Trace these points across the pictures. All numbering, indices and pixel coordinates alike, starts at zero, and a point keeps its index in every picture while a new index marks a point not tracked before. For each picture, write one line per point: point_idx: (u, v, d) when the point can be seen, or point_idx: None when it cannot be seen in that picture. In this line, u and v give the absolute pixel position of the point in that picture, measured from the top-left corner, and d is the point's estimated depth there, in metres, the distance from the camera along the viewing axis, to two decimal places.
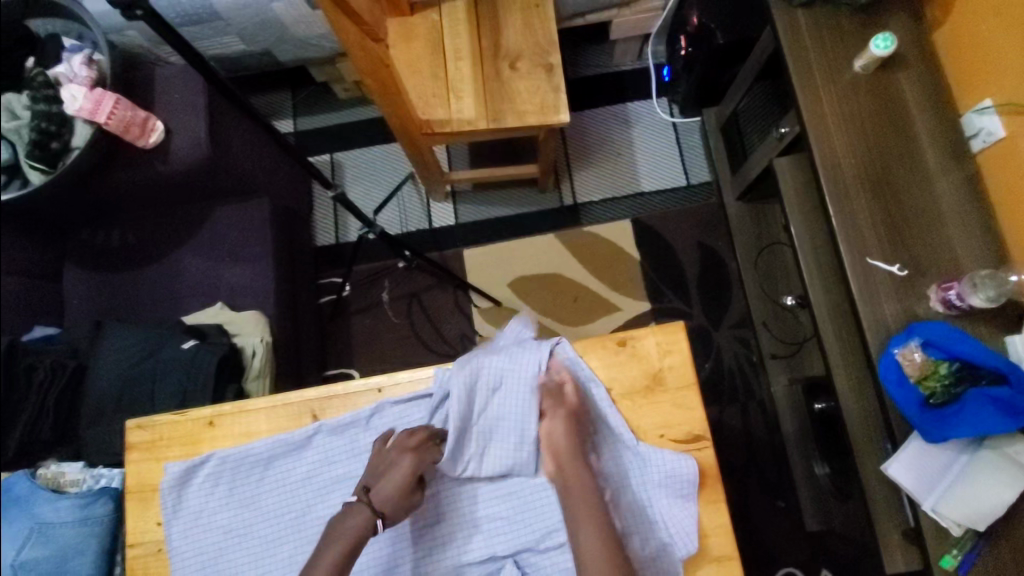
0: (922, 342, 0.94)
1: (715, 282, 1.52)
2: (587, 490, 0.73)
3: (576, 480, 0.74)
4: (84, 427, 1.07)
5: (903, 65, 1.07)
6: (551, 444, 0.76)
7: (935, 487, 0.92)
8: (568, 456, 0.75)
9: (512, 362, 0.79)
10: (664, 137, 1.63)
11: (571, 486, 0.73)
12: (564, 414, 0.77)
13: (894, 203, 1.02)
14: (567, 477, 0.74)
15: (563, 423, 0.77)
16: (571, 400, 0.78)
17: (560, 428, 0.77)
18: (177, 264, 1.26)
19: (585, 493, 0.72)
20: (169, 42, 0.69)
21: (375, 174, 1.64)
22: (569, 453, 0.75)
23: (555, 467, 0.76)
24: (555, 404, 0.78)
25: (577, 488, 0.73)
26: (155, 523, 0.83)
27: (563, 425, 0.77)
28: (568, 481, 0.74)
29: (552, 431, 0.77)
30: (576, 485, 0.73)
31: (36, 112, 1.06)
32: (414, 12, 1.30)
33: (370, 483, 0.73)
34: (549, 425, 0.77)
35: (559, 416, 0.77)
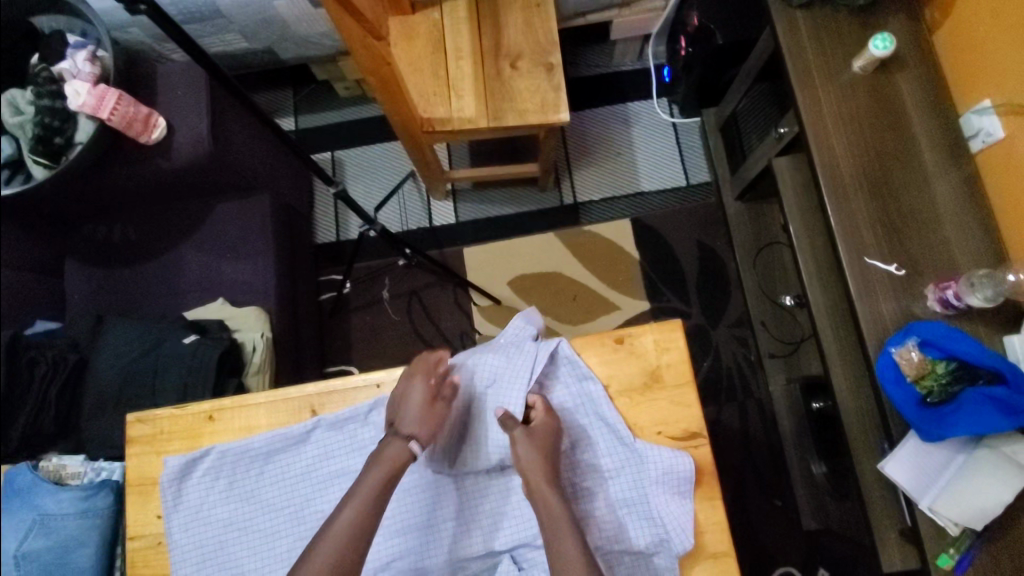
0: (919, 341, 0.95)
1: (714, 282, 1.52)
2: (558, 513, 0.68)
3: (547, 504, 0.69)
4: (86, 420, 1.07)
5: (902, 66, 1.08)
6: (523, 468, 0.71)
7: (931, 486, 0.93)
8: (540, 478, 0.70)
9: (509, 364, 0.80)
10: (663, 136, 1.64)
11: (542, 508, 0.69)
12: (535, 434, 0.73)
13: (891, 204, 1.02)
14: (536, 496, 0.70)
15: (535, 444, 0.72)
16: (544, 420, 0.75)
17: (539, 433, 0.73)
18: (178, 260, 1.26)
19: (556, 516, 0.67)
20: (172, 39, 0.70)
21: (376, 172, 1.65)
22: (542, 474, 0.70)
23: (528, 488, 0.70)
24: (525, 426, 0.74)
25: (547, 511, 0.68)
26: (156, 516, 0.84)
27: (534, 448, 0.72)
28: (539, 502, 0.69)
29: (523, 453, 0.71)
30: (545, 508, 0.68)
31: (40, 107, 1.07)
32: (415, 11, 1.31)
33: (393, 417, 0.75)
34: (520, 449, 0.72)
35: (535, 436, 0.73)
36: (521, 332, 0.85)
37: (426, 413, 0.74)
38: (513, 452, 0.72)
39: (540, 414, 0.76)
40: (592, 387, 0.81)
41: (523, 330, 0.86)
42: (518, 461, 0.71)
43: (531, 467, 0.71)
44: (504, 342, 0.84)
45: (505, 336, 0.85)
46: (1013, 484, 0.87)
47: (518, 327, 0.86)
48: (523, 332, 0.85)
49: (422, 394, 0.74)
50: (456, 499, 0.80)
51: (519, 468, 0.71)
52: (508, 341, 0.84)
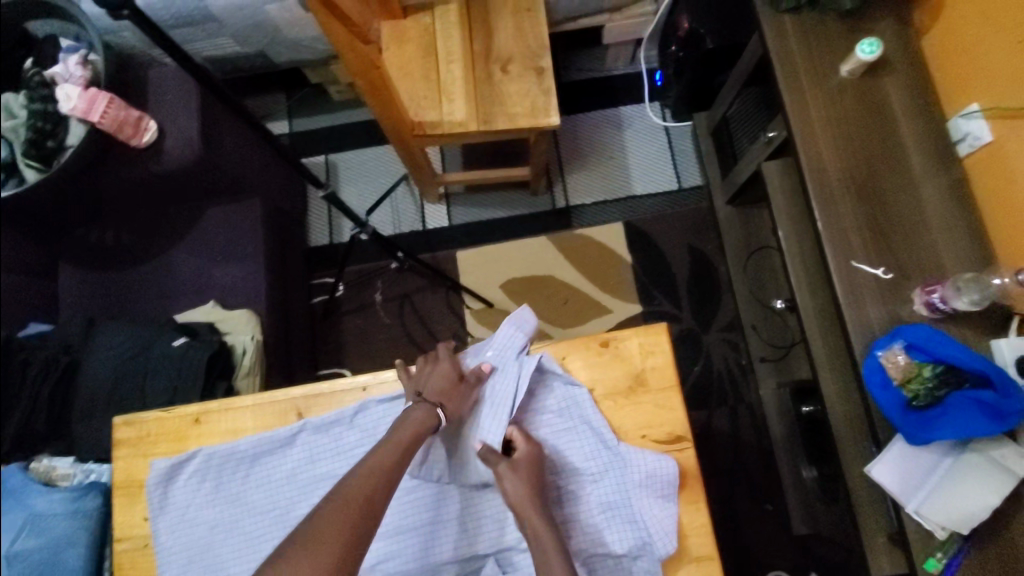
0: (906, 345, 0.95)
1: (705, 285, 1.53)
2: (546, 540, 0.67)
3: (538, 533, 0.68)
4: (76, 422, 1.08)
5: (889, 71, 1.08)
6: (515, 500, 0.70)
7: (919, 491, 0.92)
8: (531, 510, 0.69)
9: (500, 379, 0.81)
10: (656, 140, 1.64)
11: (532, 536, 0.68)
12: (519, 466, 0.73)
13: (878, 208, 1.02)
14: (529, 527, 0.69)
15: (520, 475, 0.72)
16: (527, 449, 0.75)
17: (521, 463, 0.73)
18: (169, 262, 1.27)
19: (545, 545, 0.67)
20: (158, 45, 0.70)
21: (369, 175, 1.66)
22: (533, 503, 0.70)
23: (519, 518, 0.69)
24: (508, 459, 0.74)
25: (538, 538, 0.68)
26: (142, 519, 0.84)
27: (523, 479, 0.71)
28: (531, 531, 0.68)
29: (510, 487, 0.71)
30: (535, 539, 0.67)
31: (32, 111, 1.08)
32: (406, 15, 1.31)
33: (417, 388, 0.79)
34: (510, 482, 0.71)
35: (521, 468, 0.72)
36: (511, 343, 0.83)
37: (454, 385, 0.79)
38: (500, 487, 0.72)
39: (520, 444, 0.75)
40: (579, 391, 0.81)
41: (515, 336, 0.84)
42: (508, 495, 0.71)
43: (520, 498, 0.70)
44: (495, 351, 0.83)
45: (496, 342, 0.84)
46: (997, 488, 0.88)
47: (510, 332, 0.84)
48: (515, 340, 0.83)
49: (451, 368, 0.80)
50: (440, 503, 0.80)
51: (507, 500, 0.71)
52: (499, 349, 0.83)
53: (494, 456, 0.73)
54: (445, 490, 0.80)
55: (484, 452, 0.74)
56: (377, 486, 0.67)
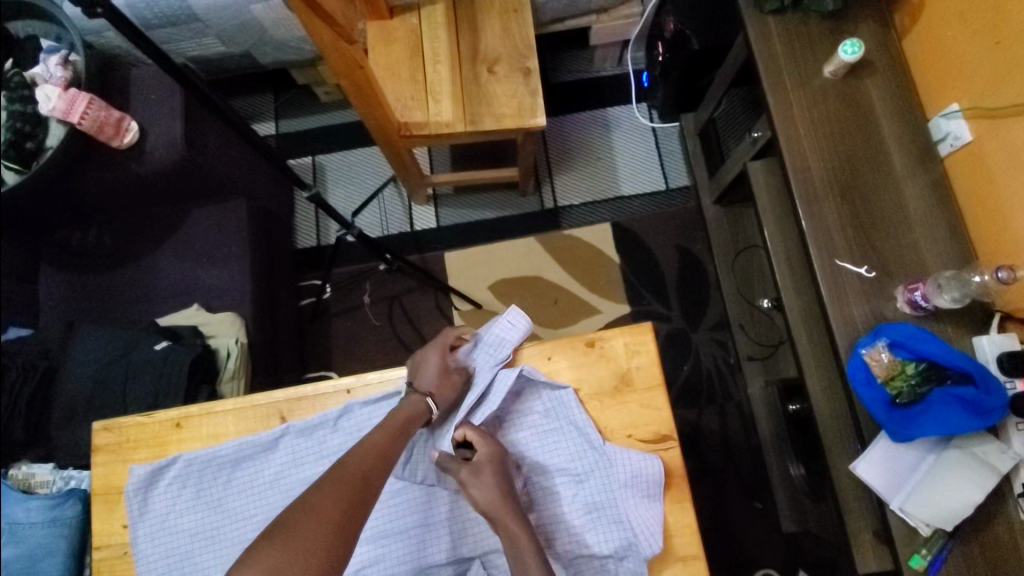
0: (890, 342, 0.96)
1: (694, 285, 1.53)
2: (525, 544, 0.67)
3: (512, 536, 0.68)
4: (56, 427, 1.05)
5: (871, 71, 1.10)
6: (484, 505, 0.70)
7: (903, 487, 0.93)
8: (502, 512, 0.69)
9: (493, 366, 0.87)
10: (643, 141, 1.65)
11: (510, 541, 0.68)
12: (481, 470, 0.72)
13: (860, 206, 1.03)
14: (507, 532, 0.68)
15: (483, 478, 0.72)
16: (488, 451, 0.74)
17: (484, 469, 0.72)
18: (153, 265, 1.25)
19: (521, 552, 0.66)
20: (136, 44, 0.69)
21: (356, 176, 1.65)
22: (506, 507, 0.70)
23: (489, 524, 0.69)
24: (469, 464, 0.73)
25: (514, 541, 0.67)
26: (121, 526, 0.82)
27: (490, 483, 0.71)
28: (508, 536, 0.68)
29: (477, 492, 0.71)
30: (512, 543, 0.67)
31: (11, 112, 1.05)
32: (393, 16, 1.31)
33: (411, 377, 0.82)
34: (475, 487, 0.71)
35: (484, 473, 0.72)
36: (500, 351, 0.83)
37: (446, 374, 0.82)
38: (466, 493, 0.71)
39: (479, 445, 0.75)
40: (565, 392, 0.81)
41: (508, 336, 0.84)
42: (477, 500, 0.71)
43: (489, 500, 0.70)
44: (486, 350, 0.84)
45: (489, 341, 0.84)
46: (982, 483, 0.88)
47: (504, 333, 0.84)
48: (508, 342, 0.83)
49: (440, 359, 0.82)
50: (423, 507, 0.79)
51: (478, 507, 0.71)
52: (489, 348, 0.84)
53: (453, 464, 0.73)
54: (428, 493, 0.79)
55: (442, 461, 0.74)
56: (359, 488, 0.66)
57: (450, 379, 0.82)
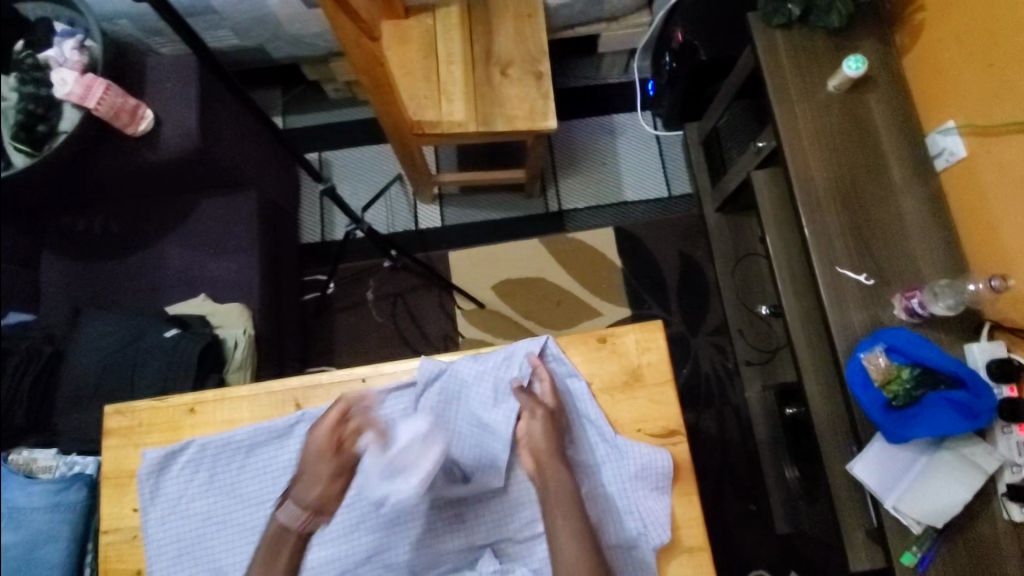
0: (886, 347, 0.99)
1: (694, 289, 1.56)
2: (563, 483, 0.72)
3: (555, 477, 0.73)
4: (59, 414, 1.03)
5: (872, 87, 1.14)
6: (529, 443, 0.76)
7: (896, 487, 0.96)
8: (547, 456, 0.74)
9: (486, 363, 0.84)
10: (647, 148, 1.68)
11: (550, 481, 0.72)
12: (552, 417, 0.78)
13: (860, 215, 1.07)
14: (546, 474, 0.73)
15: (545, 425, 0.77)
16: (552, 399, 0.80)
17: (555, 418, 0.79)
18: (161, 253, 1.25)
19: (562, 489, 0.71)
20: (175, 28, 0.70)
21: (363, 173, 1.66)
22: (547, 451, 0.75)
23: (536, 464, 0.74)
24: (543, 407, 0.79)
25: (554, 483, 0.72)
26: (131, 510, 0.82)
27: (542, 423, 0.77)
28: (547, 479, 0.72)
29: (539, 437, 0.76)
30: (555, 483, 0.72)
31: (24, 94, 1.04)
32: (408, 15, 1.33)
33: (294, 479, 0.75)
34: (528, 423, 0.77)
35: (536, 412, 0.78)
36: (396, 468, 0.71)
37: (323, 488, 0.73)
38: (531, 432, 0.76)
39: (548, 394, 0.80)
40: (579, 383, 0.83)
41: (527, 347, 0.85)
42: (527, 439, 0.77)
43: (547, 446, 0.75)
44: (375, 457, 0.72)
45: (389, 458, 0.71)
46: (971, 483, 0.93)
47: (414, 458, 0.71)
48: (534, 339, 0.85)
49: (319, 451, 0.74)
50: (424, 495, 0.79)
51: (531, 445, 0.76)
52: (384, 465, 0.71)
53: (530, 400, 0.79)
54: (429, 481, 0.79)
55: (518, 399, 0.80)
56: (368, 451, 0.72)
57: (332, 486, 0.74)
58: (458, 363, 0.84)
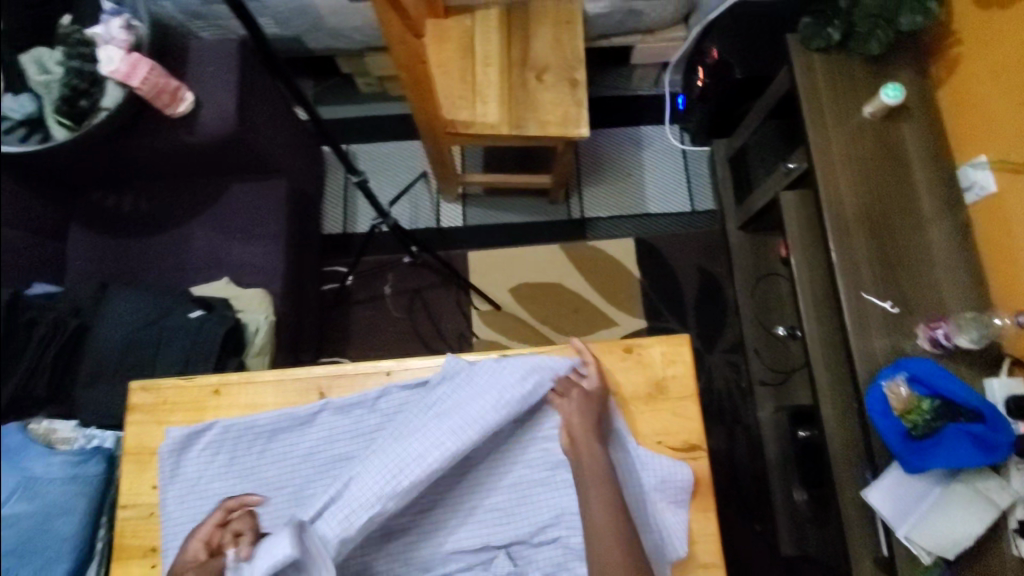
0: (908, 376, 0.98)
1: (712, 306, 1.56)
2: (599, 462, 0.74)
3: (589, 454, 0.75)
4: (80, 387, 1.03)
5: (907, 116, 1.14)
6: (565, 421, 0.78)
7: (909, 516, 0.96)
8: (582, 431, 0.76)
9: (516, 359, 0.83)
10: (672, 161, 1.69)
11: (584, 458, 0.75)
12: (589, 400, 0.79)
13: (888, 243, 1.07)
14: (580, 451, 0.76)
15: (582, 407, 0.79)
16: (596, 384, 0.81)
17: (595, 402, 0.80)
18: (188, 234, 1.26)
19: (596, 465, 0.74)
20: None
21: (389, 168, 1.67)
22: (582, 429, 0.77)
23: (571, 440, 0.77)
24: (582, 389, 0.81)
25: (588, 460, 0.74)
26: (150, 487, 0.82)
27: (578, 403, 0.79)
28: (582, 456, 0.75)
29: (575, 418, 0.78)
30: (589, 459, 0.74)
31: (69, 68, 1.05)
32: (448, 16, 1.34)
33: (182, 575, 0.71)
34: (564, 403, 0.80)
35: (570, 393, 0.80)
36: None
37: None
38: (568, 413, 0.78)
39: (593, 379, 0.82)
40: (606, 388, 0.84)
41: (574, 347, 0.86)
42: (562, 416, 0.80)
43: (584, 425, 0.77)
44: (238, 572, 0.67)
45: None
46: (983, 517, 0.92)
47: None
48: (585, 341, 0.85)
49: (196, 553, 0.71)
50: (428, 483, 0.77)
51: (568, 422, 0.78)
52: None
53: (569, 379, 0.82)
54: (437, 470, 0.77)
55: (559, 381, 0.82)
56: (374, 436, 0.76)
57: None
58: (485, 362, 0.85)
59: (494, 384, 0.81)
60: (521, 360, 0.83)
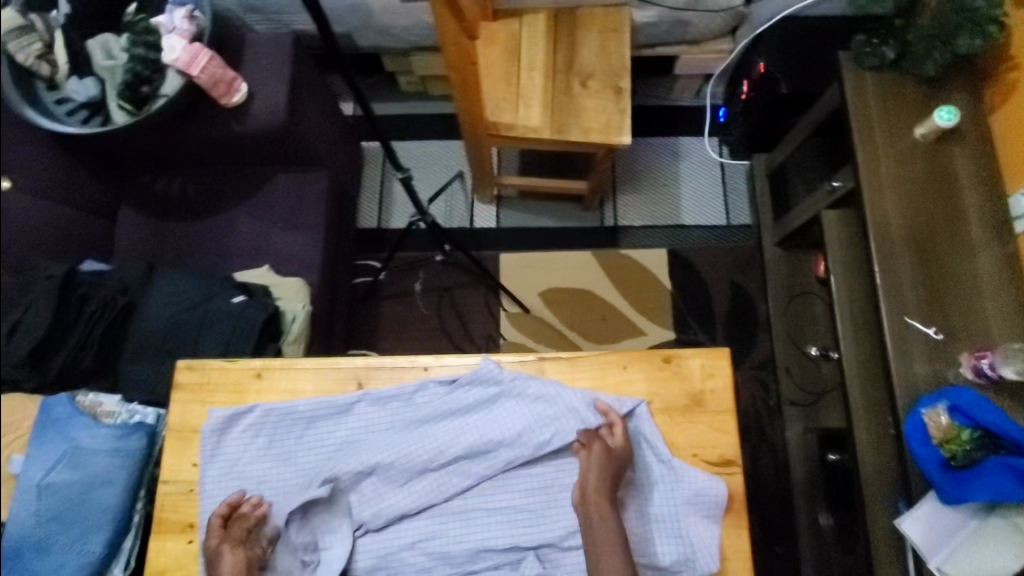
0: (950, 406, 0.94)
1: (742, 321, 1.55)
2: (611, 532, 0.70)
3: (602, 521, 0.71)
4: (125, 362, 1.07)
5: (961, 139, 1.11)
6: (581, 477, 0.75)
7: (943, 546, 0.93)
8: (596, 493, 0.72)
9: (551, 391, 0.82)
10: (709, 174, 1.68)
11: (596, 523, 0.71)
12: (611, 457, 0.76)
13: (934, 268, 1.05)
14: (591, 511, 0.72)
15: (603, 465, 0.75)
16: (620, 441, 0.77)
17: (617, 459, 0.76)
18: (231, 221, 1.29)
19: (607, 532, 0.70)
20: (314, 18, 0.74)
21: (426, 166, 1.69)
22: (598, 488, 0.73)
23: (582, 498, 0.73)
24: (605, 443, 0.77)
25: (600, 529, 0.70)
26: (191, 464, 0.84)
27: (598, 461, 0.75)
28: (592, 519, 0.71)
29: (593, 471, 0.75)
30: (600, 527, 0.71)
31: (133, 55, 1.10)
32: (496, 19, 1.36)
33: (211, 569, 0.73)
34: (587, 455, 0.76)
35: (594, 444, 0.77)
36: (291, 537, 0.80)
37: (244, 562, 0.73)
38: (586, 468, 0.75)
39: (619, 435, 0.78)
40: (640, 405, 0.83)
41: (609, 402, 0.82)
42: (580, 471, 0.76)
43: (602, 482, 0.74)
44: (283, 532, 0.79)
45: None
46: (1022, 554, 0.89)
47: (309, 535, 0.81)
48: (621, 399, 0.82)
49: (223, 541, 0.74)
50: (456, 482, 0.81)
51: (584, 478, 0.75)
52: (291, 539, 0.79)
53: (590, 435, 0.78)
54: (464, 473, 0.81)
55: (585, 432, 0.78)
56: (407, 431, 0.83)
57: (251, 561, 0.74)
58: (520, 375, 0.84)
59: (526, 404, 0.83)
60: (558, 396, 0.82)
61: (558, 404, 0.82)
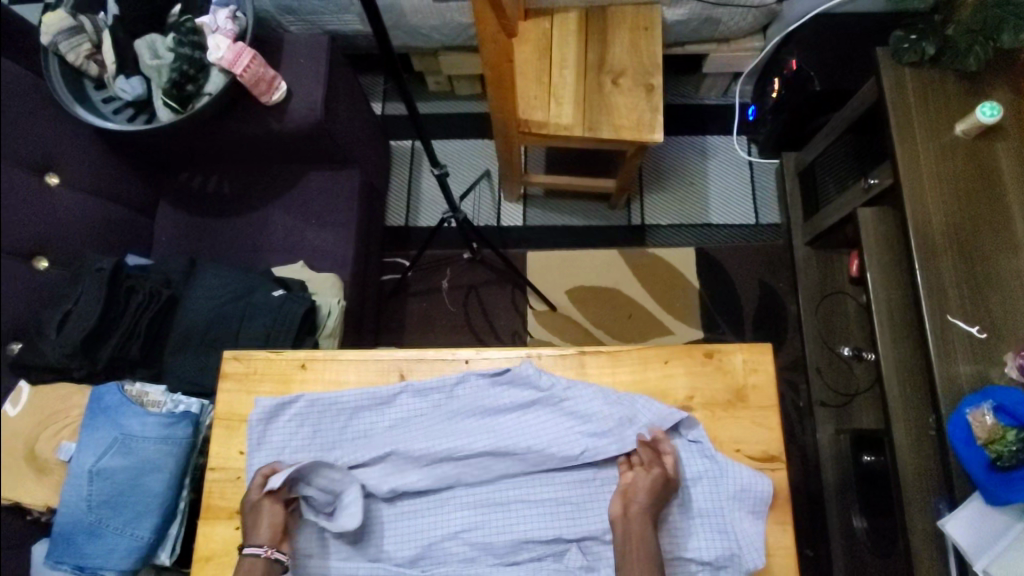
0: (995, 406, 0.92)
1: (771, 321, 1.54)
2: (648, 544, 0.72)
3: (640, 534, 0.73)
4: (169, 353, 1.10)
5: (1003, 136, 1.10)
6: (624, 491, 0.76)
7: (988, 548, 0.92)
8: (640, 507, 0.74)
9: (595, 402, 0.82)
10: (737, 173, 1.67)
11: (634, 529, 0.73)
12: (658, 471, 0.76)
13: (978, 266, 1.03)
14: (631, 523, 0.74)
15: (651, 476, 0.76)
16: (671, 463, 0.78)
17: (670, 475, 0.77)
18: (266, 217, 1.31)
19: (646, 553, 0.72)
20: (370, 19, 0.75)
21: (454, 165, 1.70)
22: (641, 508, 0.74)
23: (624, 509, 0.75)
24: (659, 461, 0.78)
25: (638, 538, 0.73)
26: (238, 452, 0.86)
27: (652, 480, 0.76)
28: (632, 533, 0.73)
29: (639, 484, 0.76)
30: (639, 540, 0.72)
31: (180, 55, 1.11)
32: (527, 18, 1.37)
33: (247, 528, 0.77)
34: (634, 474, 0.77)
35: (652, 468, 0.77)
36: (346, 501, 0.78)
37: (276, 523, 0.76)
38: (634, 485, 0.76)
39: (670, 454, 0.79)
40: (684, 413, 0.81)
41: (652, 418, 0.80)
42: (628, 484, 0.77)
43: (650, 492, 0.75)
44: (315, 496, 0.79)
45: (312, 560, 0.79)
46: None
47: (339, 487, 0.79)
48: (665, 414, 0.80)
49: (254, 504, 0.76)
50: (497, 473, 0.82)
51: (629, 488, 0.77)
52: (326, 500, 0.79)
53: (648, 453, 0.78)
54: (508, 468, 0.82)
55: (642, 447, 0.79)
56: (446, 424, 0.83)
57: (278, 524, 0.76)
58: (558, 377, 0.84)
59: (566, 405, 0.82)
60: (603, 409, 0.81)
61: (599, 413, 0.81)
